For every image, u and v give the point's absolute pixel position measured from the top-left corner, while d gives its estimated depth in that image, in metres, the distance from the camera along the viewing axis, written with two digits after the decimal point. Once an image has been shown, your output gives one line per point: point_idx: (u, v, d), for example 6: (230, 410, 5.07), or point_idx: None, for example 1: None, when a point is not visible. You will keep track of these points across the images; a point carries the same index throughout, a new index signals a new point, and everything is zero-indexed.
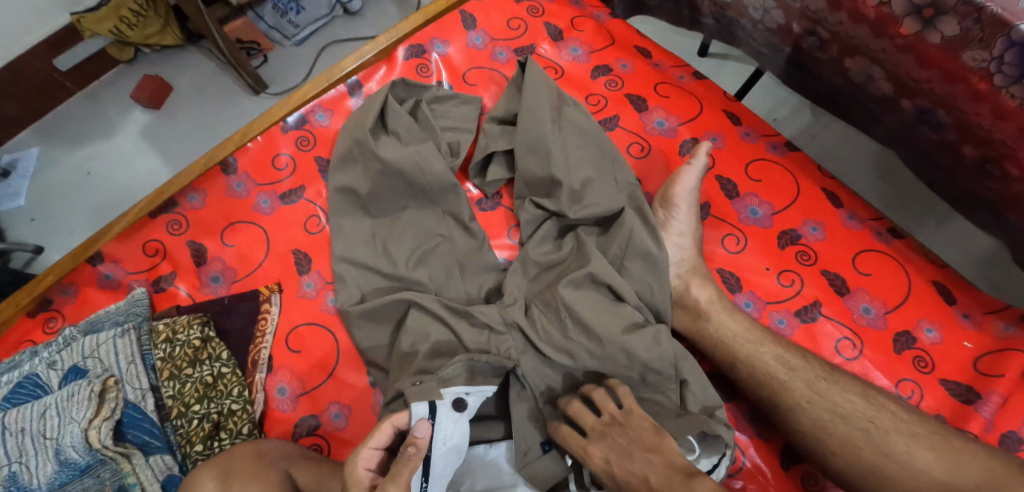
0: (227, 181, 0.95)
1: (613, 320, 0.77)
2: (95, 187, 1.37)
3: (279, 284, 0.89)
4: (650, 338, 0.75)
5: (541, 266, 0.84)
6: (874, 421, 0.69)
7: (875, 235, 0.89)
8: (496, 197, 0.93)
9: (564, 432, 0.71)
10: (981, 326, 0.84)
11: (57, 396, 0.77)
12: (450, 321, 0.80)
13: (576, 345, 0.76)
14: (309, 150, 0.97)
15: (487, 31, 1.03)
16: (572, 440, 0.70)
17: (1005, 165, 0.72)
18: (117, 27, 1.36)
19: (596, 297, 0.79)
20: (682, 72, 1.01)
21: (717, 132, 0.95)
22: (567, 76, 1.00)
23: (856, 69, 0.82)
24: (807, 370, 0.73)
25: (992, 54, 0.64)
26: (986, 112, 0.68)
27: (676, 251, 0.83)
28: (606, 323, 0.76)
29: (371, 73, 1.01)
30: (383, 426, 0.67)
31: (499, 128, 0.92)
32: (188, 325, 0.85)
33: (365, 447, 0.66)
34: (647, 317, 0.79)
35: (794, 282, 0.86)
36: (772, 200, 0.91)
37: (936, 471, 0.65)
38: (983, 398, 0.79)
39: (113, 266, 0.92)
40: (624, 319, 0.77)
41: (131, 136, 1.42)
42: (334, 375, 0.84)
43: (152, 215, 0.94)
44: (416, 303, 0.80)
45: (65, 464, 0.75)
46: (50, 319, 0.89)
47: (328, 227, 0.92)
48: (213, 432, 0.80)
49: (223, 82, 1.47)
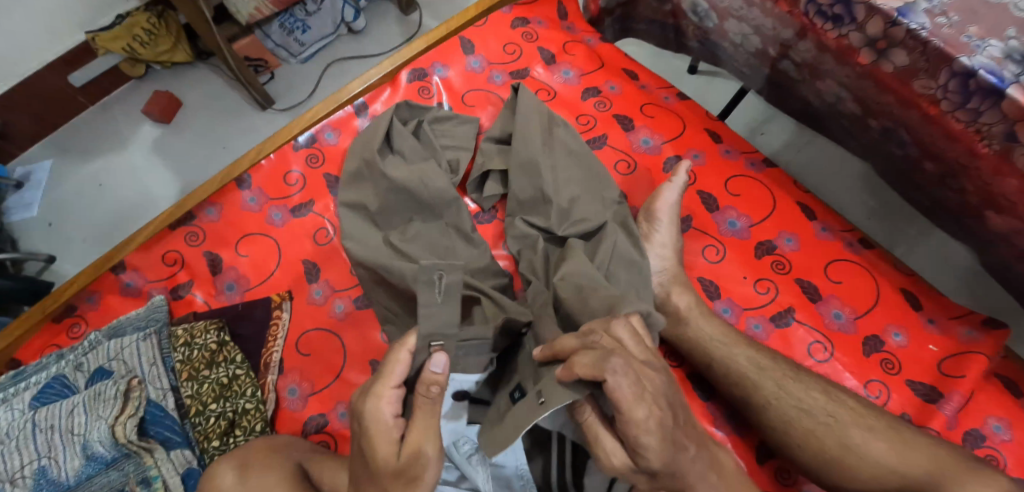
0: (241, 195, 1.02)
1: None
2: (108, 199, 1.44)
3: (290, 292, 0.95)
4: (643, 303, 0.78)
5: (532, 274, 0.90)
6: (834, 416, 0.76)
7: (846, 246, 0.95)
8: (492, 211, 1.00)
9: (620, 386, 0.60)
10: (945, 331, 0.90)
11: (84, 395, 0.84)
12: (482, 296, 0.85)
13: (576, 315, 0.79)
14: (319, 167, 1.03)
15: (485, 55, 1.11)
16: (633, 403, 0.60)
17: (962, 181, 0.78)
18: (130, 45, 1.43)
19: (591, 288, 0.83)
20: (667, 93, 1.08)
21: (699, 149, 1.02)
22: (559, 97, 1.07)
23: (828, 90, 0.88)
24: (775, 370, 0.80)
25: (937, 83, 0.70)
26: (938, 133, 0.74)
27: (658, 261, 0.90)
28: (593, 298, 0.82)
29: (376, 95, 1.08)
30: (403, 357, 0.65)
31: (495, 147, 0.99)
32: (205, 330, 0.91)
33: (386, 389, 0.65)
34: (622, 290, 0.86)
35: (769, 289, 0.93)
36: (749, 213, 0.97)
37: (889, 460, 0.72)
38: (946, 397, 0.85)
39: (134, 275, 0.99)
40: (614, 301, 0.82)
41: (143, 150, 1.49)
42: (341, 376, 0.90)
43: (171, 227, 1.00)
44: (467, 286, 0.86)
45: (91, 458, 0.81)
46: (74, 324, 0.96)
47: (335, 239, 0.99)
48: (229, 429, 0.86)
49: (233, 99, 1.54)
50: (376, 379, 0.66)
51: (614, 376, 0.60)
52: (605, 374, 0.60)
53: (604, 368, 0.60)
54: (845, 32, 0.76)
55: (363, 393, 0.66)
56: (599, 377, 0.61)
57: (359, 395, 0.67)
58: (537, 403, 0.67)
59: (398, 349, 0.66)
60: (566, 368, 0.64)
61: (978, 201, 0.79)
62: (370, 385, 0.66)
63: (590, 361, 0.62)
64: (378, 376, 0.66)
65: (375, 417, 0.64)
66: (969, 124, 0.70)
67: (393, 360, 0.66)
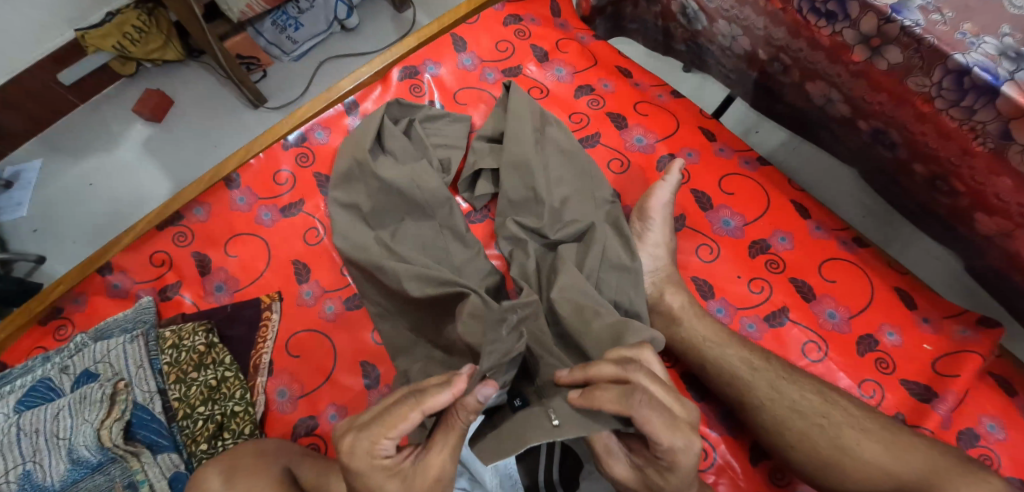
0: (230, 195, 1.01)
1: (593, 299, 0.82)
2: (97, 198, 1.43)
3: (279, 293, 0.95)
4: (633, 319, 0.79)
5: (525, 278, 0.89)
6: (828, 417, 0.75)
7: (840, 244, 0.94)
8: (484, 210, 0.99)
9: (652, 419, 0.60)
10: (940, 329, 0.89)
11: (70, 399, 0.83)
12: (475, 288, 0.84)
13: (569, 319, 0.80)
14: (308, 166, 1.02)
15: (477, 53, 1.09)
16: (665, 429, 0.60)
17: (952, 182, 0.78)
18: (120, 43, 1.41)
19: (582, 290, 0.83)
20: (660, 91, 1.07)
21: (692, 148, 1.01)
22: (552, 95, 1.06)
23: (817, 92, 0.88)
24: (769, 371, 0.79)
25: (931, 81, 0.69)
26: (931, 132, 0.74)
27: (651, 260, 0.89)
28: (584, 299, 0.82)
29: (366, 93, 1.06)
30: (412, 416, 0.61)
31: (487, 145, 0.98)
32: (193, 332, 0.90)
33: (382, 438, 0.61)
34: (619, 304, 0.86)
35: (763, 289, 0.92)
36: (743, 212, 0.97)
37: (883, 462, 0.72)
38: (940, 397, 0.85)
39: (121, 276, 0.97)
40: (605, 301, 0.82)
41: (133, 149, 1.47)
42: (331, 378, 0.89)
43: (159, 227, 0.99)
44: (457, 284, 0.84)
45: (77, 462, 0.80)
46: (60, 326, 0.94)
47: (326, 238, 0.98)
48: (217, 432, 0.85)
49: (224, 97, 1.53)
50: (374, 423, 0.62)
51: (641, 410, 0.60)
52: (631, 409, 0.60)
53: (632, 403, 0.60)
54: (838, 30, 0.75)
55: (356, 433, 0.62)
56: (625, 412, 0.61)
57: (350, 431, 0.63)
58: (550, 425, 0.67)
59: (408, 407, 0.61)
60: (591, 399, 0.63)
61: (968, 203, 0.78)
62: (365, 427, 0.62)
63: (615, 396, 0.62)
64: (377, 422, 0.62)
65: (365, 459, 0.61)
66: (964, 122, 0.69)
67: (399, 413, 0.61)
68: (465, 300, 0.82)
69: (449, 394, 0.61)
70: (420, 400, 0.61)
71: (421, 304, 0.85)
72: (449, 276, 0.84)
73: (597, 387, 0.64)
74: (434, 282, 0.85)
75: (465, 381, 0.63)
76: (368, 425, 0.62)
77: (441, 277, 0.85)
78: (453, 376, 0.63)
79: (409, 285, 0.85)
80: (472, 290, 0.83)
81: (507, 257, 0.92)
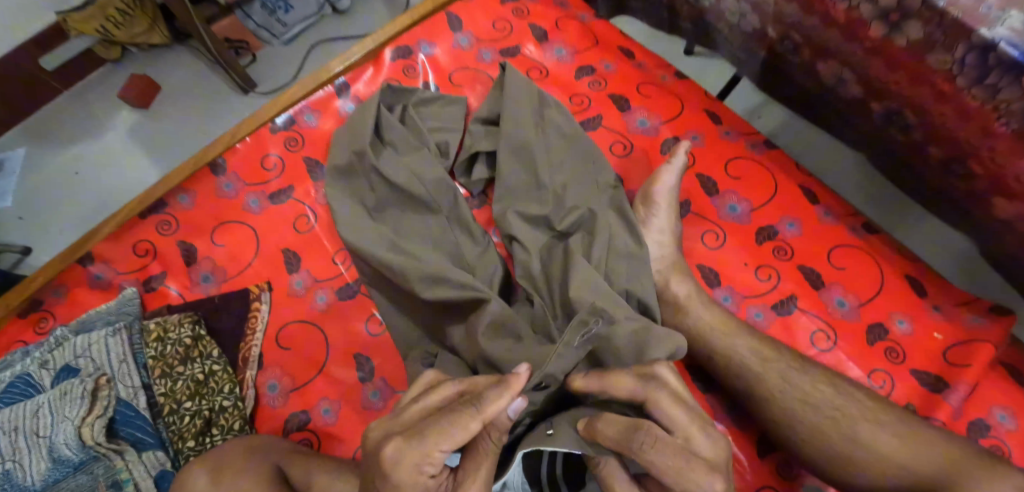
0: (216, 181, 0.97)
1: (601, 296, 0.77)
2: (83, 187, 1.37)
3: (269, 283, 0.91)
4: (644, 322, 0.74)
5: (532, 278, 0.84)
6: (841, 410, 0.73)
7: (849, 230, 0.91)
8: (482, 196, 0.95)
9: (654, 464, 0.57)
10: (951, 318, 0.86)
11: (50, 395, 0.79)
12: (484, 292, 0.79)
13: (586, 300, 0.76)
14: (298, 150, 0.98)
15: (473, 32, 1.05)
16: (679, 472, 0.57)
17: (970, 164, 0.74)
18: (103, 26, 1.36)
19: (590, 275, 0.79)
20: (664, 71, 1.03)
21: (697, 131, 0.97)
22: (551, 76, 1.02)
23: (828, 72, 0.84)
24: (780, 362, 0.76)
25: (954, 57, 0.65)
26: (950, 112, 0.70)
27: (656, 247, 0.86)
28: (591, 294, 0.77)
29: (358, 74, 1.02)
30: (473, 426, 0.56)
31: (483, 128, 0.94)
32: (179, 324, 0.87)
33: (434, 450, 0.56)
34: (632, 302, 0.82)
35: (771, 276, 0.89)
36: (750, 197, 0.93)
37: (899, 456, 0.69)
38: (952, 387, 0.82)
39: (103, 267, 0.93)
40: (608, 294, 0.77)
41: (119, 136, 1.42)
42: (323, 371, 0.85)
43: (142, 216, 0.95)
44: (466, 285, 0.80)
45: (58, 461, 0.76)
46: (41, 319, 0.90)
47: (317, 226, 0.94)
48: (205, 428, 0.82)
49: (212, 81, 1.48)
50: (426, 432, 0.57)
51: (646, 454, 0.57)
52: (634, 452, 0.58)
53: (633, 446, 0.58)
54: (855, 4, 0.71)
55: (404, 441, 0.57)
56: (631, 454, 0.58)
57: (393, 440, 0.57)
58: (544, 434, 0.65)
59: (469, 415, 0.56)
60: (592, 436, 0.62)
61: (985, 187, 0.75)
62: (415, 437, 0.57)
63: (616, 434, 0.60)
64: (428, 432, 0.56)
65: (411, 473, 0.56)
66: (986, 102, 0.65)
67: (456, 422, 0.56)
68: (485, 307, 0.79)
69: (510, 398, 0.57)
70: (479, 408, 0.57)
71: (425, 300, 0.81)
72: (466, 277, 0.80)
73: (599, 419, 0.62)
74: (448, 285, 0.81)
75: (523, 381, 0.59)
76: (417, 434, 0.57)
77: (456, 279, 0.80)
78: (510, 376, 0.58)
79: (419, 285, 0.81)
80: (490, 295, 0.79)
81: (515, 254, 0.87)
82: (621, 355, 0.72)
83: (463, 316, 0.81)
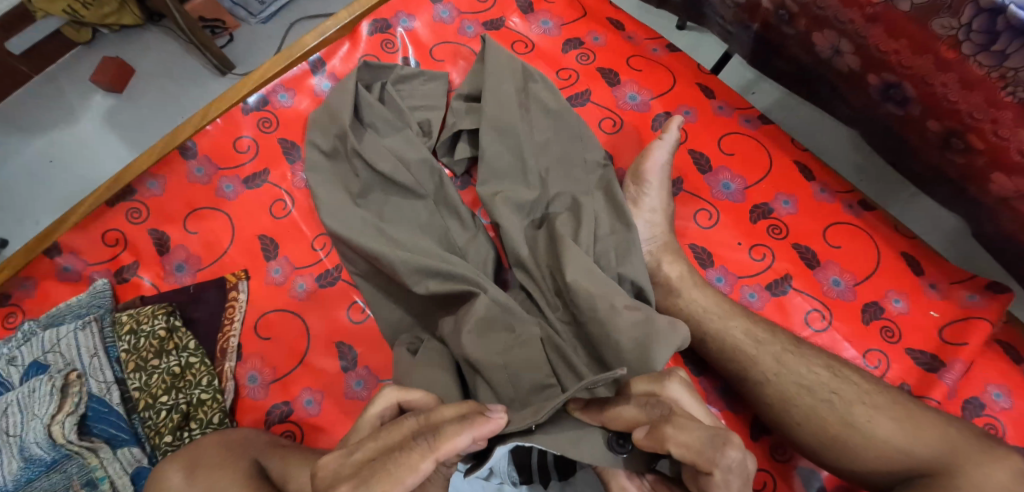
0: (187, 165, 0.92)
1: (592, 281, 0.73)
2: (58, 177, 1.32)
3: (246, 271, 0.87)
4: (643, 316, 0.70)
5: (524, 269, 0.80)
6: (837, 392, 0.70)
7: (845, 208, 0.88)
8: (466, 177, 0.92)
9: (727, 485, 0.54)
10: (947, 296, 0.84)
11: (20, 393, 0.75)
12: (472, 279, 0.77)
13: (580, 286, 0.73)
14: (272, 132, 0.94)
15: (455, 4, 1.01)
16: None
17: (970, 138, 0.72)
18: (71, 7, 1.29)
19: (583, 262, 0.74)
20: (655, 44, 0.99)
21: (690, 106, 0.94)
22: (537, 50, 0.98)
23: (824, 43, 0.82)
24: (773, 344, 0.74)
25: (959, 22, 0.62)
26: (952, 82, 0.67)
27: (647, 228, 0.83)
28: (585, 281, 0.73)
29: (333, 50, 0.98)
30: (424, 466, 0.53)
31: (466, 105, 0.91)
32: (153, 315, 0.82)
33: None
34: (625, 289, 0.78)
35: (765, 256, 0.86)
36: (744, 174, 0.90)
37: (897, 439, 0.67)
38: (948, 366, 0.79)
39: (72, 258, 0.89)
40: (601, 281, 0.73)
41: (93, 122, 1.36)
42: (304, 361, 0.82)
43: (110, 203, 0.91)
44: (447, 273, 0.77)
45: (30, 460, 0.73)
46: (10, 313, 0.86)
47: (294, 211, 0.90)
48: (182, 423, 0.78)
49: (186, 62, 1.41)
50: (375, 478, 0.54)
51: (722, 473, 0.54)
52: (711, 466, 0.54)
53: (718, 461, 0.54)
54: None
55: (354, 488, 0.54)
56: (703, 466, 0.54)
57: (343, 485, 0.54)
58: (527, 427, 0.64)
59: (420, 458, 0.54)
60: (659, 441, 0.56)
61: (984, 163, 0.73)
62: (362, 485, 0.54)
63: (695, 442, 0.55)
64: (378, 477, 0.54)
65: None
66: (993, 69, 0.63)
67: (406, 466, 0.54)
68: (476, 301, 0.75)
69: (471, 437, 0.55)
70: (433, 446, 0.54)
71: (419, 295, 0.78)
72: (453, 269, 0.77)
73: (667, 426, 0.57)
74: (438, 276, 0.77)
75: (493, 426, 0.55)
76: (366, 480, 0.54)
77: (445, 270, 0.77)
78: (478, 417, 0.55)
79: (410, 279, 0.77)
80: (481, 285, 0.77)
81: (502, 239, 0.82)
82: (623, 351, 0.69)
83: (456, 306, 0.79)
